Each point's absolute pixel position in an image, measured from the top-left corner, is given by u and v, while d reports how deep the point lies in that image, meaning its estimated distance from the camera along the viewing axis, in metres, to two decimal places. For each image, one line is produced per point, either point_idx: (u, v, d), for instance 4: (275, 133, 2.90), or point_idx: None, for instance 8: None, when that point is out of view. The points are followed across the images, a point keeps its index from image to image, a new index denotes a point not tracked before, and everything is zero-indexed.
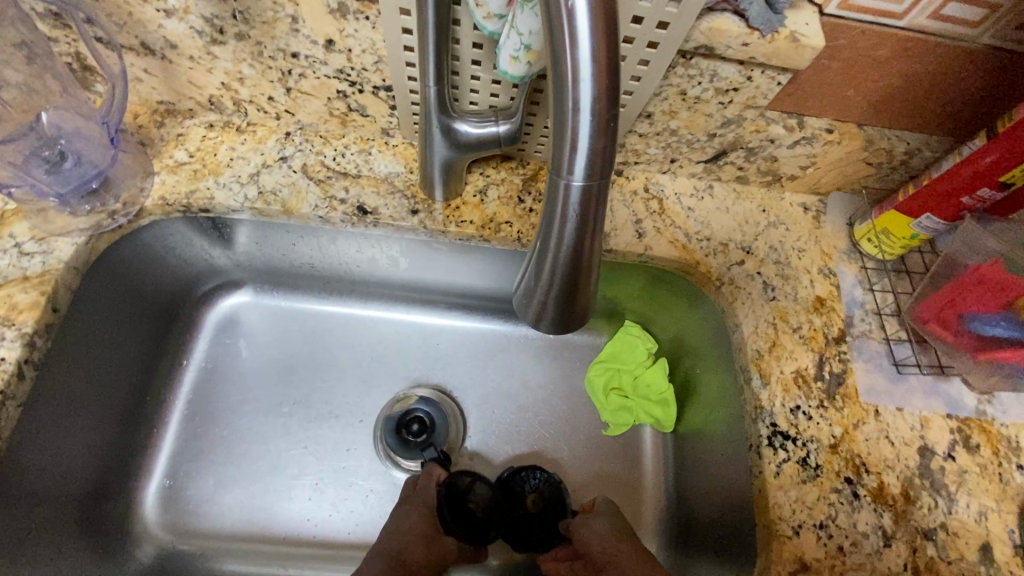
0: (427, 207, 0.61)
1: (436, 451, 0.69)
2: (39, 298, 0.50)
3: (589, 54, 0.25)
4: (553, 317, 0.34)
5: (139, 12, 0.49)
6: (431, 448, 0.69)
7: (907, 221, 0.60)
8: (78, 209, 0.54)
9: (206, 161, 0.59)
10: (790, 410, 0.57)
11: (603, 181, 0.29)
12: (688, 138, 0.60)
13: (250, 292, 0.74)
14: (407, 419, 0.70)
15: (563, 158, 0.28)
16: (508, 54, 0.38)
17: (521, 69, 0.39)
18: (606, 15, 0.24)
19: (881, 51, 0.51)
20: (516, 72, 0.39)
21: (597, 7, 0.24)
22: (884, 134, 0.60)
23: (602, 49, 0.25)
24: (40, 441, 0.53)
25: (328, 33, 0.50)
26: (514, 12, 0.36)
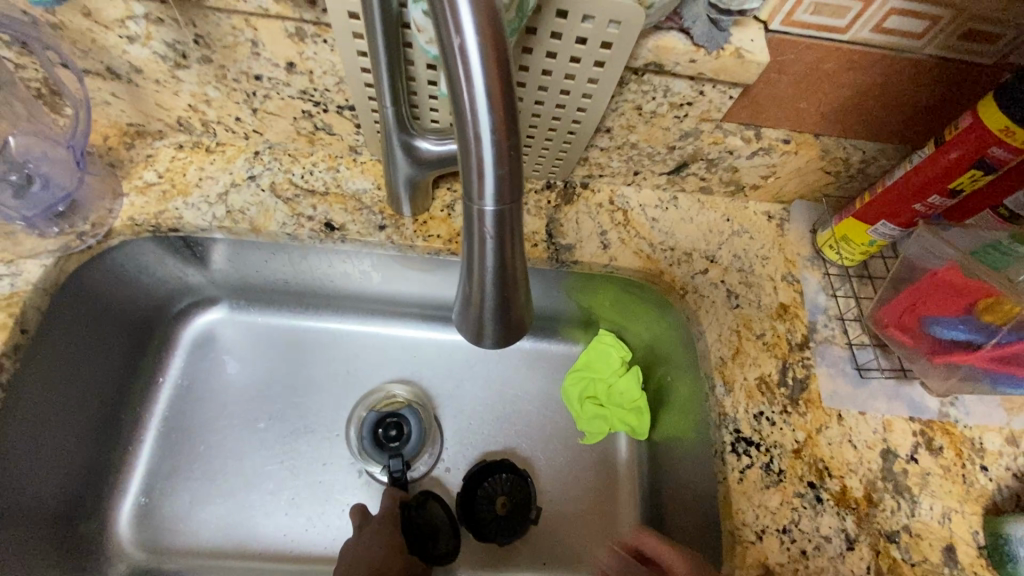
0: (394, 222, 0.62)
1: (400, 465, 0.70)
2: (6, 320, 0.51)
3: (483, 88, 0.25)
4: (490, 332, 0.35)
5: (103, 38, 0.50)
6: (397, 459, 0.70)
7: (865, 228, 0.61)
8: (46, 230, 0.55)
9: (175, 182, 0.60)
10: (754, 416, 0.58)
11: (517, 201, 0.29)
12: (649, 150, 0.62)
13: (224, 309, 0.74)
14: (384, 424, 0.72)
15: (472, 185, 0.28)
16: None
17: None
18: (495, 48, 0.25)
19: (828, 64, 0.52)
20: None
21: (486, 40, 0.25)
22: (839, 143, 0.61)
23: (495, 81, 0.25)
24: (8, 463, 0.53)
25: (288, 56, 0.51)
26: None
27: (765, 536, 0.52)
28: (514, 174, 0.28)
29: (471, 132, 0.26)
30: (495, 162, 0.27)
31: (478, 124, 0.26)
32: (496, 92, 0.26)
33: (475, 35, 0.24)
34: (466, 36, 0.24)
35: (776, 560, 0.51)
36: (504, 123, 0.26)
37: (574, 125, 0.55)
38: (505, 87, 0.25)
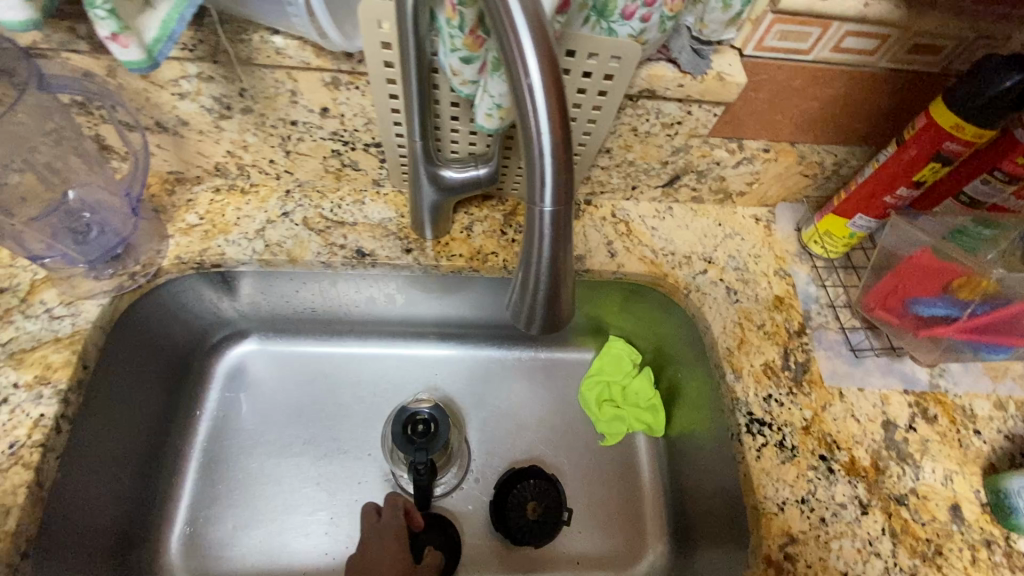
0: (419, 245, 0.67)
1: (425, 458, 0.67)
2: (71, 357, 0.55)
3: (546, 111, 0.30)
4: (541, 323, 0.38)
5: (156, 97, 0.56)
6: (422, 453, 0.68)
7: (844, 222, 0.68)
8: (102, 272, 0.59)
9: (215, 222, 0.65)
10: (763, 399, 0.63)
11: (569, 205, 0.34)
12: (645, 166, 0.69)
13: (256, 340, 0.78)
14: (413, 419, 0.72)
15: (533, 191, 0.32)
16: (483, 112, 0.46)
17: (495, 122, 0.47)
18: (555, 78, 0.30)
19: (796, 81, 0.60)
20: (492, 126, 0.47)
21: (548, 75, 0.30)
22: (813, 149, 0.68)
23: (554, 106, 0.30)
24: (74, 498, 0.56)
25: (323, 102, 0.57)
26: (486, 78, 0.44)
27: (785, 507, 0.56)
28: (569, 181, 0.33)
29: (537, 149, 0.31)
30: (556, 172, 0.31)
31: (542, 141, 0.30)
32: (555, 116, 0.30)
33: (540, 74, 0.29)
34: (534, 72, 0.29)
35: (797, 528, 0.55)
36: (562, 139, 0.31)
37: (579, 148, 0.61)
38: (563, 112, 0.30)
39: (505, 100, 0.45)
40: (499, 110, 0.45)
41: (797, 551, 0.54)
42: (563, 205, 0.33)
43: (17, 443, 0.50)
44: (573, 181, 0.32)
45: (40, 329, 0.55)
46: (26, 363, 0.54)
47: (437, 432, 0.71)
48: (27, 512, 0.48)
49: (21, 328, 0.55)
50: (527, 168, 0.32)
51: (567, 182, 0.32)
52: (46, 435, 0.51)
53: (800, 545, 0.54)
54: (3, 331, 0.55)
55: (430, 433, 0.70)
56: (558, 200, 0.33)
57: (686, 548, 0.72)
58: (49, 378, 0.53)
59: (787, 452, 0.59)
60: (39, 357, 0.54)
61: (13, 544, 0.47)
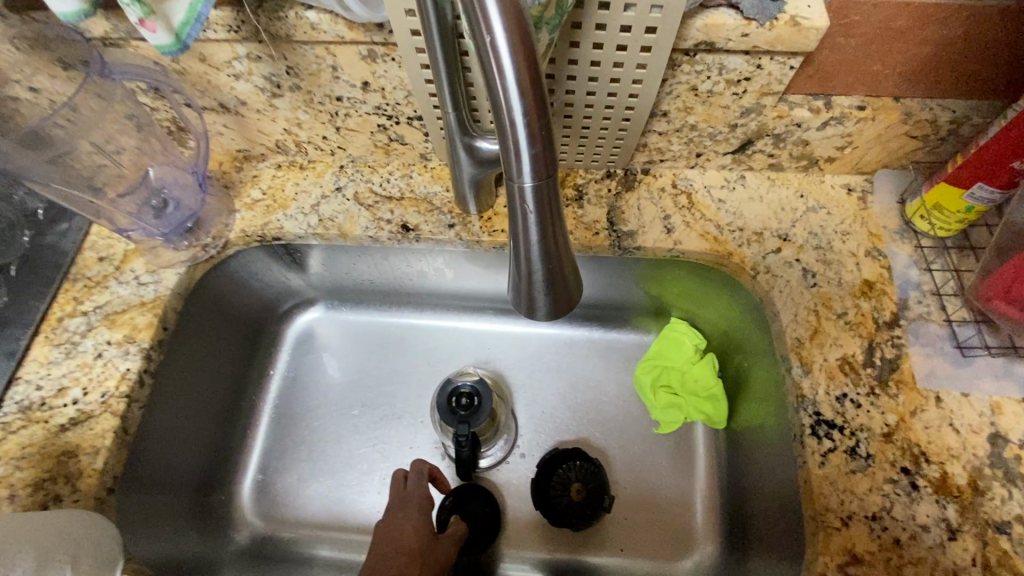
0: (462, 220, 0.66)
1: (466, 430, 0.68)
2: (153, 319, 0.62)
3: (514, 77, 0.27)
4: (542, 305, 0.36)
5: (216, 79, 0.59)
6: (464, 424, 0.68)
7: (958, 194, 0.56)
8: (179, 244, 0.66)
9: (276, 197, 0.69)
10: (836, 398, 0.55)
11: (554, 177, 0.31)
12: (709, 131, 0.61)
13: (321, 309, 0.83)
14: (459, 391, 0.72)
15: (511, 167, 0.30)
16: None
17: None
18: (520, 35, 0.26)
19: (900, 21, 0.49)
20: None
21: (513, 33, 0.26)
22: (924, 104, 0.56)
23: (523, 67, 0.27)
24: (158, 440, 0.63)
25: (363, 76, 0.57)
26: None
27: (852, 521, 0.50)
28: (549, 151, 0.30)
29: (507, 119, 0.28)
30: (531, 143, 0.28)
31: (511, 110, 0.28)
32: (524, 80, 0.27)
33: (502, 30, 0.26)
34: (495, 29, 0.26)
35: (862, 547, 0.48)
36: (536, 105, 0.28)
37: (628, 112, 0.56)
38: (534, 73, 0.27)
39: None
40: None
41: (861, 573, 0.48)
42: (546, 178, 0.30)
43: (108, 393, 0.58)
44: (553, 151, 0.30)
45: (129, 294, 0.63)
46: (118, 324, 0.62)
47: (480, 407, 0.71)
48: (113, 452, 0.56)
49: (116, 293, 0.63)
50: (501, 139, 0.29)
51: (548, 152, 0.30)
52: (130, 387, 0.59)
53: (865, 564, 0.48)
54: (101, 295, 0.63)
55: (473, 408, 0.71)
56: (539, 173, 0.30)
57: (739, 549, 0.67)
58: (135, 338, 0.61)
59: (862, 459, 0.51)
60: (128, 318, 0.62)
61: (103, 478, 0.55)
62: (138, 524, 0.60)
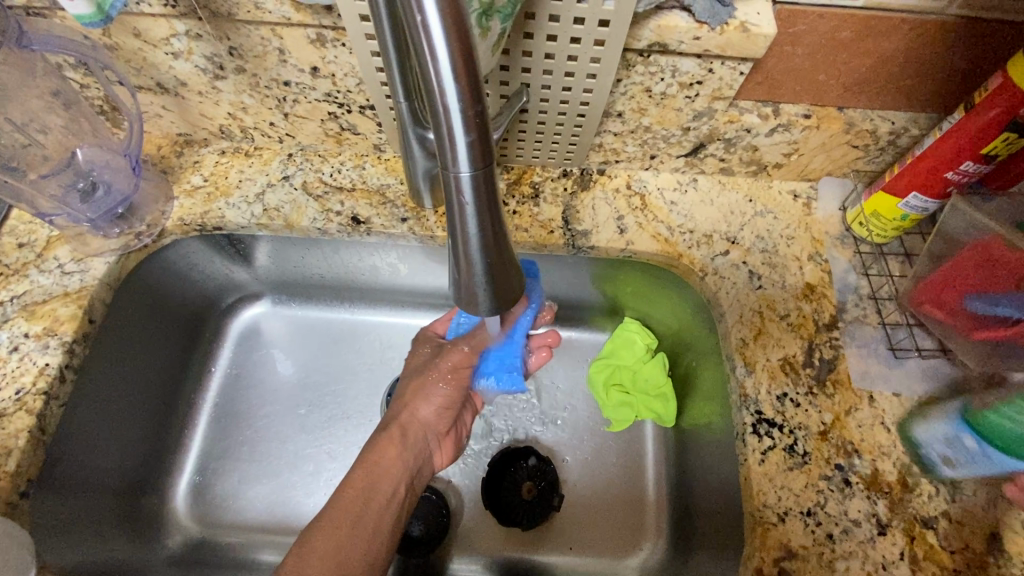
0: (416, 214, 0.65)
1: None
2: (77, 311, 0.58)
3: (446, 61, 0.25)
4: (482, 301, 0.34)
5: (152, 56, 0.56)
6: None
7: (894, 202, 0.59)
8: (110, 231, 0.62)
9: (218, 184, 0.65)
10: (777, 397, 0.56)
11: (493, 166, 0.30)
12: (663, 133, 0.62)
13: (268, 303, 0.80)
14: None
15: (445, 154, 0.29)
16: None
17: None
18: (454, 17, 0.25)
19: (843, 33, 0.51)
20: None
21: (446, 14, 0.24)
22: (864, 115, 0.59)
23: (456, 50, 0.25)
24: (80, 441, 0.59)
25: (312, 61, 0.55)
26: None
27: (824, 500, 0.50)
28: (485, 139, 0.29)
29: (439, 102, 0.26)
30: (466, 130, 0.27)
31: (444, 94, 0.26)
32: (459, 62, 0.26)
33: (433, 9, 0.24)
34: (425, 9, 0.24)
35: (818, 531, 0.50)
36: (470, 90, 0.27)
37: (582, 107, 0.56)
38: (466, 54, 0.26)
39: None
40: None
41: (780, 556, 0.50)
42: (483, 166, 0.29)
43: (23, 389, 0.54)
44: (489, 139, 0.28)
45: (51, 283, 0.59)
46: (37, 316, 0.57)
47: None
48: (28, 454, 0.52)
49: (35, 282, 0.59)
50: (435, 126, 0.28)
51: (484, 140, 0.28)
52: (49, 384, 0.54)
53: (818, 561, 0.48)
54: (19, 284, 0.59)
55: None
56: (476, 163, 0.29)
57: (684, 545, 0.68)
58: (56, 331, 0.56)
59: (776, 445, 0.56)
60: (49, 309, 0.57)
61: (15, 482, 0.51)
62: (54, 531, 0.56)
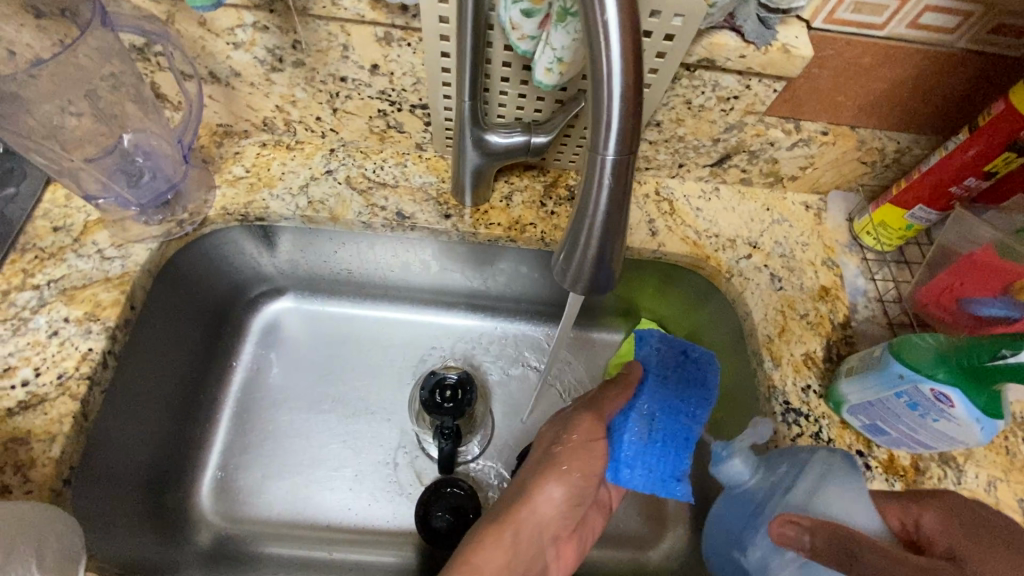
0: (458, 211, 0.67)
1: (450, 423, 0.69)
2: (120, 296, 0.57)
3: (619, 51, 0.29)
4: (589, 279, 0.37)
5: (212, 45, 0.56)
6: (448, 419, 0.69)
7: (901, 213, 0.65)
8: (152, 218, 0.61)
9: (261, 175, 0.66)
10: (801, 389, 0.61)
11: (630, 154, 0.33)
12: (694, 143, 0.66)
13: (291, 298, 0.80)
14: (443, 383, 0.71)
15: (597, 137, 0.31)
16: (542, 66, 0.44)
17: (554, 79, 0.45)
18: (630, 15, 0.28)
19: (866, 59, 0.57)
20: (550, 81, 0.45)
21: (627, 12, 0.28)
22: (875, 134, 0.65)
23: (629, 43, 0.28)
24: (119, 427, 0.58)
25: (374, 59, 0.57)
26: (548, 30, 0.42)
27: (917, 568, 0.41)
28: (635, 129, 0.32)
29: (607, 89, 0.29)
30: (623, 117, 0.30)
31: (612, 82, 0.29)
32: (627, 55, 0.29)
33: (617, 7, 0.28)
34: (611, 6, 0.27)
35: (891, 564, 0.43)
36: (633, 81, 0.30)
37: None
38: (638, 51, 0.29)
39: (569, 53, 0.43)
40: (560, 64, 0.43)
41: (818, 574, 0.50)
42: (627, 154, 0.32)
43: (66, 374, 0.53)
44: (640, 129, 0.31)
45: (91, 268, 0.58)
46: (77, 301, 0.56)
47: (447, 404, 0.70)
48: (72, 440, 0.51)
49: (74, 266, 0.58)
50: (592, 111, 0.31)
51: (634, 129, 0.31)
52: (93, 369, 0.53)
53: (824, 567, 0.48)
54: (57, 268, 0.58)
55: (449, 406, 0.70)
56: (622, 149, 0.32)
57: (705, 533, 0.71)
58: (99, 316, 0.55)
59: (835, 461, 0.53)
60: (90, 295, 0.56)
61: (59, 469, 0.49)
62: (93, 521, 0.54)
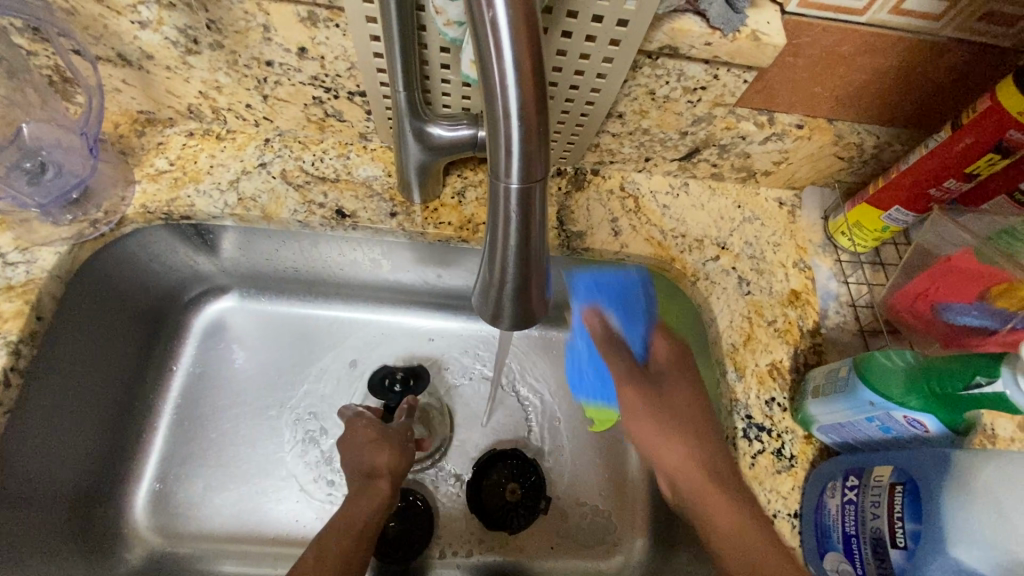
0: (405, 209, 0.62)
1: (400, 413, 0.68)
2: (23, 307, 0.52)
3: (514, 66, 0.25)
4: (505, 312, 0.33)
5: (114, 24, 0.50)
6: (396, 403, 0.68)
7: (878, 214, 0.61)
8: (60, 218, 0.56)
9: (186, 169, 0.60)
10: (765, 402, 0.58)
11: (544, 180, 0.29)
12: (661, 136, 0.61)
13: (235, 298, 0.74)
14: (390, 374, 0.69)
15: (501, 161, 0.27)
16: (468, 61, 0.40)
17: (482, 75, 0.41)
18: (525, 20, 0.24)
19: (844, 47, 0.52)
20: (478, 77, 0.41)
21: (518, 20, 0.24)
22: (853, 128, 0.60)
23: (525, 57, 0.24)
24: (33, 445, 0.54)
25: (300, 41, 0.51)
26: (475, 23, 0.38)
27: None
28: (544, 153, 0.28)
29: (502, 108, 0.25)
30: (526, 140, 0.26)
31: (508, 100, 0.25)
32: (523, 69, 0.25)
33: (504, 6, 0.23)
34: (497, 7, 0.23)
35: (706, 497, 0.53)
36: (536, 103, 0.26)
37: (587, 107, 0.55)
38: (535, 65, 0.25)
39: None
40: None
41: (857, 534, 0.46)
42: (537, 179, 0.28)
43: None
44: (546, 151, 0.28)
45: None
46: None
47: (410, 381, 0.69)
48: None
49: None
50: (491, 130, 0.27)
51: (540, 152, 0.28)
52: None
53: (894, 563, 0.43)
54: None
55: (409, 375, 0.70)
56: (530, 175, 0.28)
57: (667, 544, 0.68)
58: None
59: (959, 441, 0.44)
60: None
61: None
62: None
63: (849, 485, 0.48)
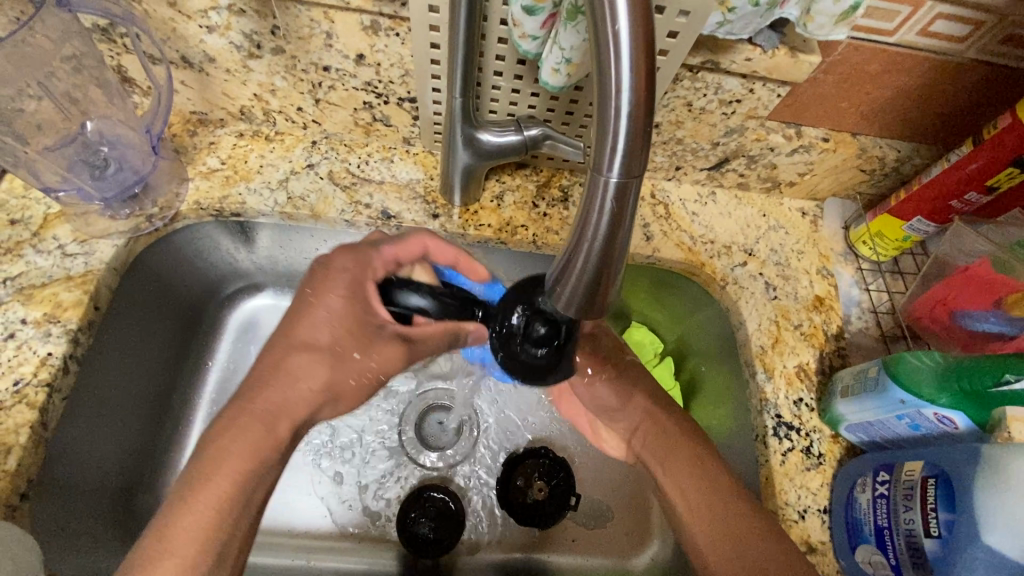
0: (446, 211, 0.64)
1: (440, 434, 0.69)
2: (82, 297, 0.53)
3: (628, 71, 0.27)
4: (577, 301, 0.35)
5: (183, 28, 0.53)
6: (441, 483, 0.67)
7: (899, 224, 0.64)
8: (118, 212, 0.58)
9: (237, 168, 0.62)
10: (793, 402, 0.60)
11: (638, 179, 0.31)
12: (693, 146, 0.64)
13: (271, 295, 0.74)
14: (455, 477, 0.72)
15: (602, 157, 0.30)
16: (550, 67, 0.45)
17: (561, 79, 0.46)
18: (644, 34, 0.27)
19: (873, 64, 0.55)
20: (557, 82, 0.46)
21: (637, 35, 0.27)
22: (876, 143, 0.63)
23: (640, 63, 0.27)
24: (85, 430, 0.55)
25: (359, 48, 0.53)
26: (557, 29, 0.42)
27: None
28: (643, 152, 0.29)
29: (612, 109, 0.28)
30: (631, 137, 0.28)
31: (619, 102, 0.28)
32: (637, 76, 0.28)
33: (629, 20, 0.26)
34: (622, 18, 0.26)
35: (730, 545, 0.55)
36: (644, 106, 0.28)
37: None
38: (648, 71, 0.27)
39: (577, 55, 0.43)
40: (567, 65, 0.44)
41: (889, 526, 0.48)
42: (634, 176, 0.30)
43: (22, 380, 0.50)
44: (647, 150, 0.29)
45: (53, 266, 0.55)
46: (36, 300, 0.53)
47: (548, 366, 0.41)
48: (29, 452, 0.48)
49: (32, 263, 0.55)
50: (598, 130, 0.29)
51: (641, 151, 0.30)
52: (52, 375, 0.50)
53: (930, 554, 0.44)
54: (14, 264, 0.54)
55: (534, 369, 0.41)
56: (628, 171, 0.30)
57: None
58: (59, 318, 0.52)
59: (987, 440, 0.46)
60: (50, 294, 0.53)
61: (15, 482, 0.47)
62: (53, 531, 0.52)
63: (881, 480, 0.50)
